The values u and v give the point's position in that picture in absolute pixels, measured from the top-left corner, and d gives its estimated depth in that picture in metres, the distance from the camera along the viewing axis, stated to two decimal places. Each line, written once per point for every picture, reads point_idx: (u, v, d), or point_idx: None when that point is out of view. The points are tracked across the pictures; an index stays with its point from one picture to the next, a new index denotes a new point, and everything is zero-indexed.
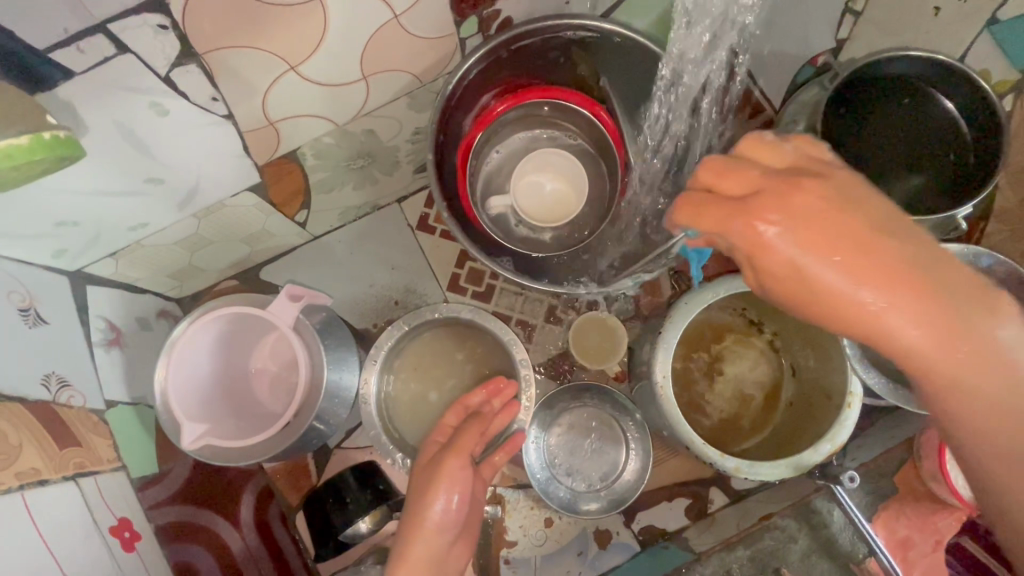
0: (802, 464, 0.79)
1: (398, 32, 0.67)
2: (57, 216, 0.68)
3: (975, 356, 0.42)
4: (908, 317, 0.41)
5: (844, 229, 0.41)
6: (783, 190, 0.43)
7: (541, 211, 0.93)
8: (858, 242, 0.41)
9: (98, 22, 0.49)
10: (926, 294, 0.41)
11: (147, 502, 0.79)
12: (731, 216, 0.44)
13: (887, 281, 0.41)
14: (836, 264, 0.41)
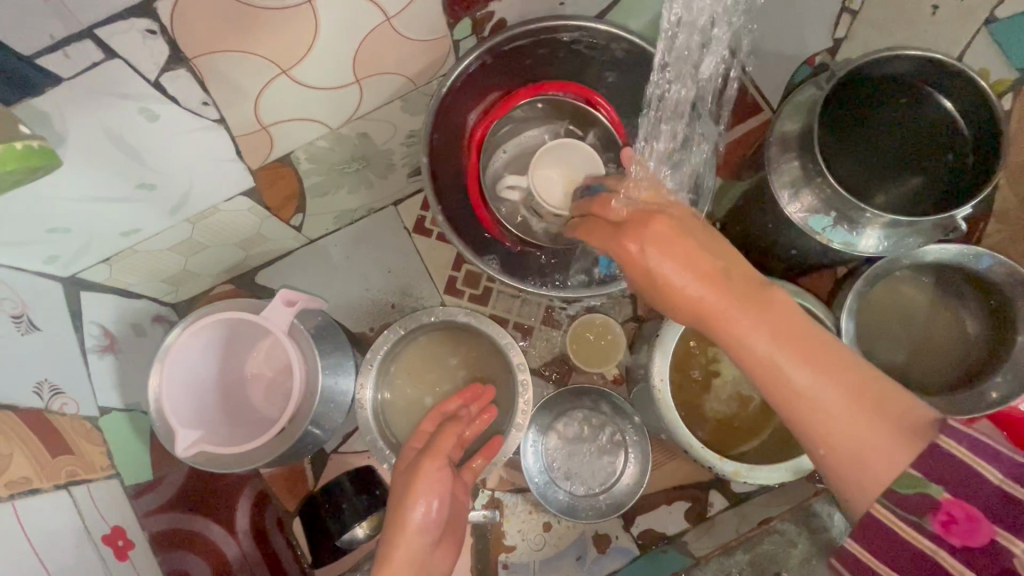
0: (802, 468, 0.78)
1: (390, 34, 0.67)
2: (49, 223, 0.68)
3: (790, 337, 0.50)
4: (719, 307, 0.52)
5: (680, 241, 0.53)
6: (645, 212, 0.56)
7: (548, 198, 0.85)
8: (688, 252, 0.53)
9: (85, 28, 0.49)
10: (735, 292, 0.52)
11: (142, 510, 0.79)
12: (608, 236, 0.58)
13: (702, 280, 0.52)
14: (673, 267, 0.53)
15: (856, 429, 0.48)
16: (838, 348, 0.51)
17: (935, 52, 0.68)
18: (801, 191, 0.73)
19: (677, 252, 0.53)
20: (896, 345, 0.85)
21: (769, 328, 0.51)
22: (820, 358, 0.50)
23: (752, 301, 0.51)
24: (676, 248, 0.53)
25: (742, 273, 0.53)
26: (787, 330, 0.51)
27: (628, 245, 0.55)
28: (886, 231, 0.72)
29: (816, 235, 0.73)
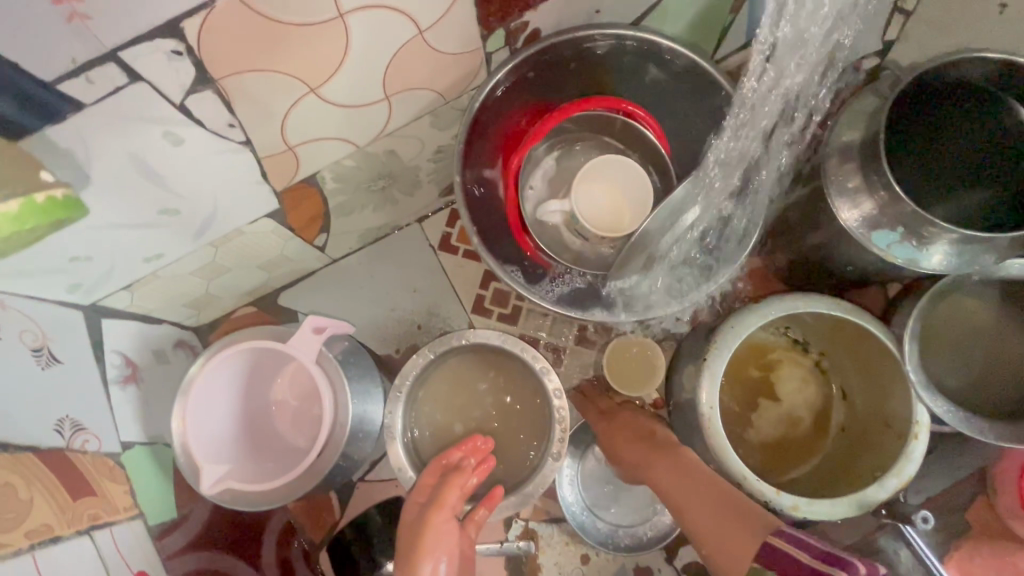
0: (866, 501, 0.72)
1: (422, 48, 0.63)
2: (71, 252, 0.65)
3: (684, 473, 0.71)
4: (640, 462, 0.77)
5: (615, 436, 0.83)
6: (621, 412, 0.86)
7: (592, 218, 0.80)
8: (628, 426, 0.83)
9: (108, 50, 0.46)
10: (653, 444, 0.78)
11: (166, 552, 0.74)
12: (602, 439, 0.86)
13: (636, 442, 0.80)
14: (618, 441, 0.82)
15: (701, 524, 0.66)
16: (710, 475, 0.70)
17: (1011, 54, 0.64)
18: (860, 202, 0.68)
19: (625, 429, 0.83)
20: (958, 366, 0.79)
21: (660, 466, 0.74)
22: (692, 476, 0.70)
23: (656, 453, 0.76)
24: (624, 430, 0.83)
25: (658, 437, 0.79)
26: (688, 468, 0.71)
27: (599, 427, 0.87)
28: (957, 246, 0.66)
29: (880, 251, 0.68)
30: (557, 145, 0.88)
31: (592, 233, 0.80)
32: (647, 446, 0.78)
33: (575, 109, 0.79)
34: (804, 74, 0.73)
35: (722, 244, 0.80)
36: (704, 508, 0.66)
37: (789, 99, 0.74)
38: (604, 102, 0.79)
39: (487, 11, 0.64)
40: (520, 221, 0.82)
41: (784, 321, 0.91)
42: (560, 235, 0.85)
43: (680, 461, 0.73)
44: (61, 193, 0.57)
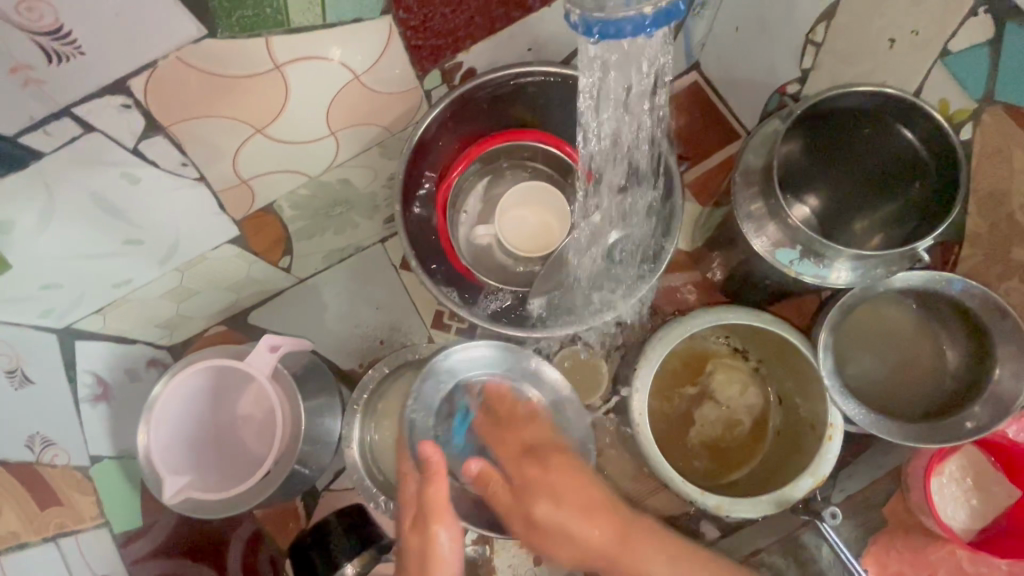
0: (786, 500, 0.78)
1: (360, 90, 0.69)
2: (41, 280, 0.71)
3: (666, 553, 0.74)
4: (617, 545, 0.73)
5: (579, 471, 0.78)
6: (545, 444, 0.82)
7: (517, 240, 0.91)
8: (577, 490, 0.75)
9: (63, 107, 0.52)
10: (625, 533, 0.74)
11: (132, 557, 0.83)
12: (512, 460, 0.80)
13: (597, 518, 0.74)
14: (571, 512, 0.73)
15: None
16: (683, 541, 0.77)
17: (885, 87, 0.71)
18: (765, 226, 0.74)
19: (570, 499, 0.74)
20: (876, 370, 0.85)
21: (658, 558, 0.74)
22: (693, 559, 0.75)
23: (636, 537, 0.74)
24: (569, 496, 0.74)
25: (612, 501, 0.76)
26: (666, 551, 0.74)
27: (527, 470, 0.78)
28: (854, 263, 0.72)
29: (784, 268, 0.74)
30: (490, 172, 0.95)
31: (518, 253, 0.90)
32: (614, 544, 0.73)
33: (508, 138, 0.89)
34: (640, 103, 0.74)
35: (630, 262, 0.87)
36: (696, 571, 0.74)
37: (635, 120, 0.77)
38: (540, 136, 0.89)
39: (419, 54, 0.70)
40: (451, 244, 0.89)
41: (723, 330, 0.96)
42: (493, 254, 0.93)
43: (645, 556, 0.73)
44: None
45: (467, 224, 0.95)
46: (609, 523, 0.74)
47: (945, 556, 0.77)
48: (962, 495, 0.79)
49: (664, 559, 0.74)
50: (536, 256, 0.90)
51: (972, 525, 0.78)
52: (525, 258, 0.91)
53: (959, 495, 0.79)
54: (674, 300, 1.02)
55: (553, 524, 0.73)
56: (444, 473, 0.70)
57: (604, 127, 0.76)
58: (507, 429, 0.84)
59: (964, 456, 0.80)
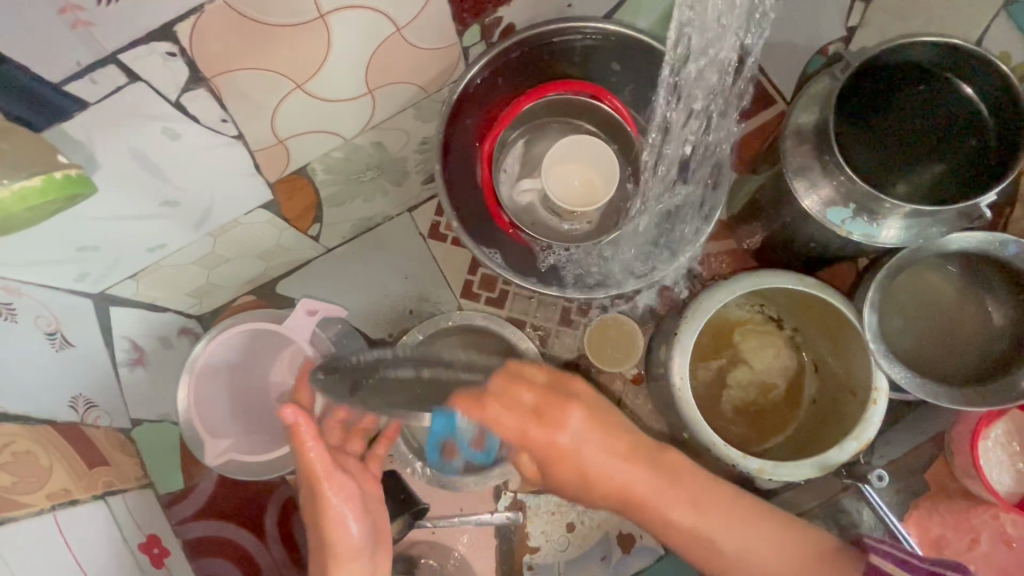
0: (828, 463, 0.77)
1: (401, 45, 0.67)
2: (80, 242, 0.70)
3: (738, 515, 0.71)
4: (643, 485, 0.72)
5: (588, 438, 0.72)
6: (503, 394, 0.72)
7: (564, 194, 0.87)
8: (605, 440, 0.73)
9: (109, 53, 0.50)
10: (648, 460, 0.73)
11: (177, 518, 0.88)
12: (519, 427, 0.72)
13: (629, 464, 0.72)
14: (604, 455, 0.72)
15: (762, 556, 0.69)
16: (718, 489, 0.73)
17: (950, 38, 0.69)
18: (817, 185, 0.74)
19: (600, 441, 0.72)
20: (916, 334, 0.84)
21: (679, 495, 0.72)
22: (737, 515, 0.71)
23: (667, 484, 0.72)
24: (598, 438, 0.72)
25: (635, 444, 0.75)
26: (700, 491, 0.72)
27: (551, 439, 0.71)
28: (908, 221, 0.73)
29: (835, 227, 0.75)
30: (527, 129, 0.92)
31: (564, 206, 0.86)
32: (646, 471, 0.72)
33: (559, 88, 0.86)
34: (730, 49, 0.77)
35: (672, 236, 0.90)
36: (730, 525, 0.70)
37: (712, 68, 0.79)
38: (587, 88, 0.87)
39: (461, 7, 0.68)
40: (495, 198, 0.88)
41: (759, 298, 0.94)
42: (535, 213, 0.91)
43: (680, 491, 0.72)
44: (75, 171, 0.56)
45: (511, 181, 0.93)
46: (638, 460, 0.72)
47: (987, 520, 0.80)
48: (1008, 460, 0.81)
49: (692, 508, 0.71)
50: (587, 209, 0.87)
51: (1015, 488, 0.80)
52: (572, 214, 0.88)
53: (1005, 460, 0.81)
54: (709, 268, 1.00)
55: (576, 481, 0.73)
56: (314, 443, 0.65)
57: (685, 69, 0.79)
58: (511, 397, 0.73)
59: (1009, 422, 0.82)
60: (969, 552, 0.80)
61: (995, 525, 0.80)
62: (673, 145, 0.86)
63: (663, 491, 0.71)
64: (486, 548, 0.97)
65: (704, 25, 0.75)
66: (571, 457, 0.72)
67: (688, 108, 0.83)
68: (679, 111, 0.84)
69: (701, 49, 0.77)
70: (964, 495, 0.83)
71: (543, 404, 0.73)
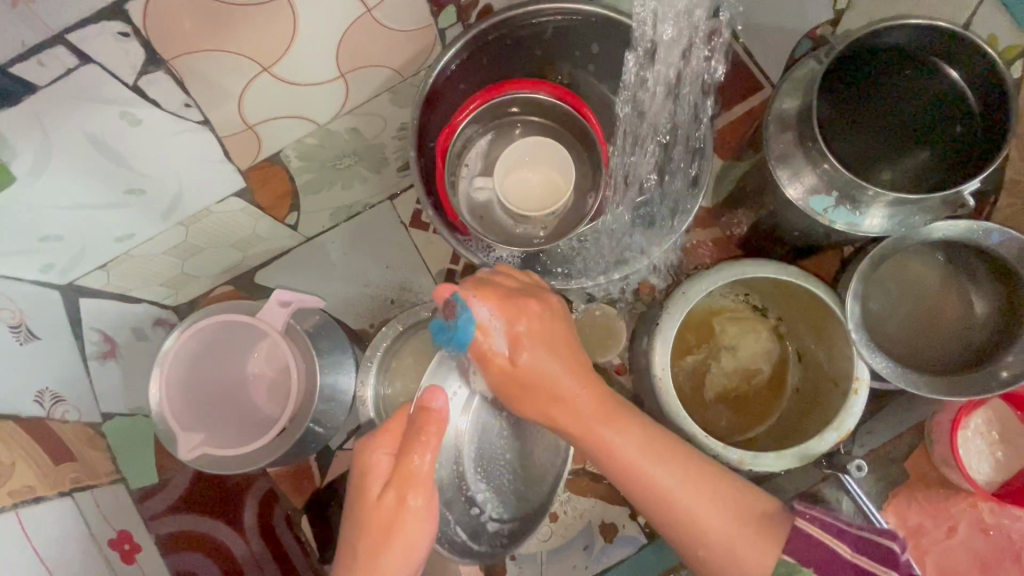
0: (809, 453, 0.77)
1: (373, 27, 0.65)
2: (41, 231, 0.67)
3: (698, 474, 0.65)
4: (593, 407, 0.65)
5: (554, 356, 0.65)
6: (535, 321, 0.65)
7: (517, 198, 0.89)
8: (565, 341, 0.66)
9: (55, 33, 0.48)
10: (603, 397, 0.66)
11: (147, 513, 0.86)
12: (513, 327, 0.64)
13: (576, 373, 0.66)
14: (560, 365, 0.65)
15: (693, 504, 0.64)
16: (671, 441, 0.66)
17: (937, 20, 0.67)
18: (801, 173, 0.73)
19: (556, 346, 0.65)
20: (897, 322, 0.84)
21: (632, 431, 0.65)
22: (700, 475, 0.65)
23: (618, 416, 0.66)
24: (554, 343, 0.65)
25: (590, 365, 0.67)
26: (654, 435, 0.66)
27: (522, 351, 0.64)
28: (891, 209, 0.72)
29: (818, 216, 0.74)
30: (495, 128, 0.93)
31: (516, 209, 0.88)
32: (601, 404, 0.66)
33: (517, 86, 0.85)
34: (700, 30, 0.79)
35: (653, 223, 0.89)
36: (699, 489, 0.64)
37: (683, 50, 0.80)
38: (549, 88, 0.85)
39: None
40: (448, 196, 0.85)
41: (743, 287, 0.93)
42: (490, 210, 0.92)
43: (638, 432, 0.66)
44: None
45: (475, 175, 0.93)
46: (592, 383, 0.66)
47: (965, 508, 0.81)
48: (988, 449, 0.82)
49: (666, 464, 0.64)
50: (536, 214, 0.88)
51: (994, 476, 0.81)
52: (527, 217, 0.89)
53: (984, 448, 0.82)
54: (694, 258, 0.99)
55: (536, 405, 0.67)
56: (434, 431, 0.59)
57: (659, 53, 0.80)
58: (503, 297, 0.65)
59: (990, 410, 0.83)
60: (946, 540, 0.81)
61: (973, 514, 0.81)
62: (651, 132, 0.86)
63: (602, 420, 0.65)
64: None
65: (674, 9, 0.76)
66: (530, 348, 0.64)
67: (666, 93, 0.83)
68: (657, 97, 0.84)
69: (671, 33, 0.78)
70: (943, 483, 0.83)
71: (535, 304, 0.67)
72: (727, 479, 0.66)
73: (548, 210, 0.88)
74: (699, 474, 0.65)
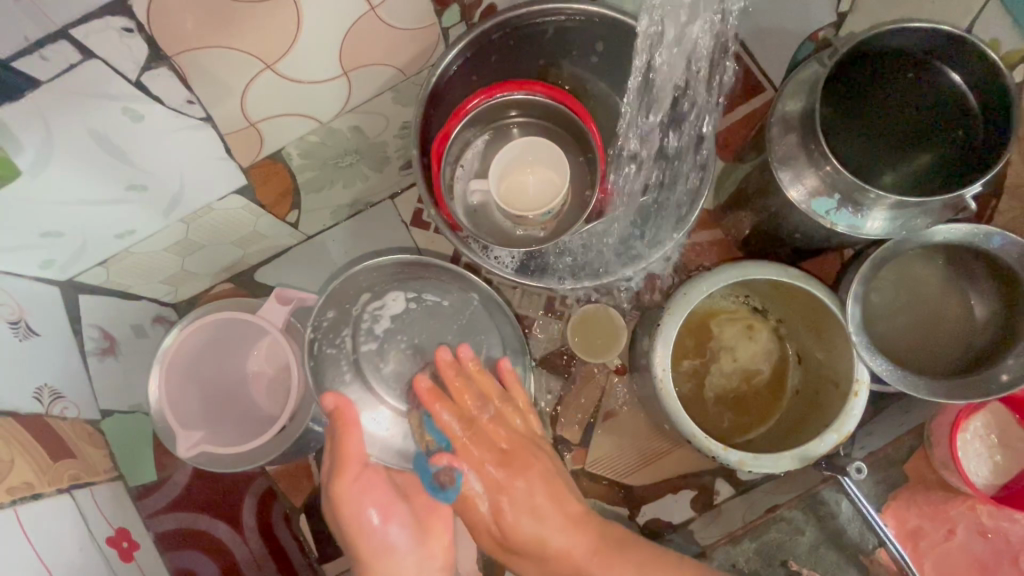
0: (808, 455, 0.77)
1: (377, 25, 0.64)
2: (41, 228, 0.67)
3: (669, 566, 0.70)
4: (592, 554, 0.72)
5: (537, 501, 0.75)
6: (516, 445, 0.79)
7: (514, 200, 0.89)
8: (547, 492, 0.76)
9: (59, 28, 0.48)
10: (603, 537, 0.73)
11: (148, 510, 0.86)
12: (488, 481, 0.76)
13: (567, 528, 0.73)
14: (543, 522, 0.74)
15: None
16: (661, 551, 0.72)
17: (939, 23, 0.68)
18: (803, 174, 0.73)
19: (541, 512, 0.75)
20: (898, 325, 0.84)
21: (620, 565, 0.71)
22: (664, 565, 0.70)
23: (609, 552, 0.72)
24: (540, 508, 0.75)
25: (582, 515, 0.75)
26: (636, 558, 0.71)
27: (508, 521, 0.74)
28: (892, 212, 0.72)
29: (819, 218, 0.74)
30: (493, 129, 0.92)
31: (512, 211, 0.88)
32: (592, 544, 0.72)
33: (515, 87, 0.84)
34: (703, 32, 0.80)
35: (653, 224, 0.89)
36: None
37: (687, 51, 0.80)
38: (545, 88, 0.85)
39: None
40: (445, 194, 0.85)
41: (745, 288, 0.93)
42: (488, 211, 0.92)
43: (620, 558, 0.71)
44: None
45: (477, 175, 0.93)
46: (585, 531, 0.74)
47: (964, 511, 0.82)
48: (987, 452, 0.82)
49: (640, 570, 0.70)
50: (531, 215, 0.87)
51: (993, 479, 0.81)
52: (523, 219, 0.89)
53: (983, 452, 0.82)
54: (694, 259, 0.99)
55: (530, 542, 0.73)
56: (352, 423, 0.71)
57: (664, 53, 0.80)
58: (481, 437, 0.78)
59: (989, 414, 0.83)
60: (944, 542, 0.81)
61: (972, 517, 0.81)
62: (654, 132, 0.86)
63: (596, 562, 0.71)
64: None
65: (679, 10, 0.77)
66: (518, 512, 0.74)
67: (670, 94, 0.84)
68: (661, 98, 0.84)
69: (674, 35, 0.79)
70: (941, 486, 0.84)
71: (512, 447, 0.79)
72: (695, 567, 0.70)
73: (545, 211, 0.88)
74: (676, 566, 0.70)
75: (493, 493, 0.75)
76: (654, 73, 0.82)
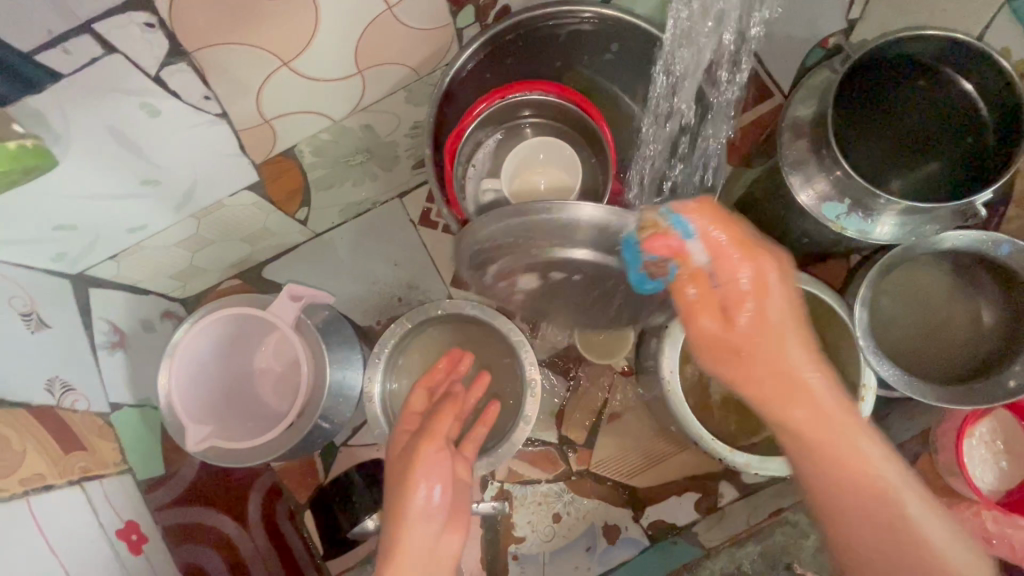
0: None
1: (393, 24, 0.65)
2: (57, 220, 0.68)
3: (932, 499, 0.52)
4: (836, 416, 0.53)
5: (792, 343, 0.54)
6: (756, 281, 0.54)
7: (526, 197, 0.91)
8: (804, 336, 0.55)
9: (83, 23, 0.48)
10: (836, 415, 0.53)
11: (155, 504, 0.84)
12: (716, 290, 0.55)
13: (818, 367, 0.54)
14: (796, 354, 0.54)
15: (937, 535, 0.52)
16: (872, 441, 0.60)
17: (954, 31, 0.68)
18: (813, 179, 0.74)
19: (786, 339, 0.54)
20: (905, 329, 0.84)
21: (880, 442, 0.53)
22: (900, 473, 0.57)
23: (842, 420, 0.53)
24: (785, 337, 0.54)
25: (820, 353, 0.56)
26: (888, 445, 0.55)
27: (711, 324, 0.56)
28: (902, 218, 0.72)
29: (829, 222, 0.74)
30: (504, 129, 0.93)
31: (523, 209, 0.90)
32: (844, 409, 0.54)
33: (526, 88, 0.84)
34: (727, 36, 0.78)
35: None
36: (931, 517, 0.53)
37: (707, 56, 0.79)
38: (558, 90, 0.85)
39: None
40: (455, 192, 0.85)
41: None
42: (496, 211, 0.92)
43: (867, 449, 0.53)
44: (35, 142, 0.55)
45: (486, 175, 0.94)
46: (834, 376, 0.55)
47: None
48: (992, 458, 0.82)
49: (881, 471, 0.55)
50: None
51: (998, 486, 0.82)
52: None
53: (988, 457, 0.82)
54: None
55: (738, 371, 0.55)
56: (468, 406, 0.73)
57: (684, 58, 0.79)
58: (731, 259, 0.54)
59: (994, 420, 0.83)
60: None
61: None
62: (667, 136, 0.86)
63: (842, 415, 0.53)
64: (473, 538, 0.97)
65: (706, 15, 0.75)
66: (753, 341, 0.54)
67: (689, 98, 0.83)
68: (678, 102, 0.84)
69: (694, 40, 0.78)
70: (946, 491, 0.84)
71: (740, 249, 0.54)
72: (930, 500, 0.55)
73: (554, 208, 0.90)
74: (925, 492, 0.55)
75: (721, 318, 0.56)
76: (672, 78, 0.81)
